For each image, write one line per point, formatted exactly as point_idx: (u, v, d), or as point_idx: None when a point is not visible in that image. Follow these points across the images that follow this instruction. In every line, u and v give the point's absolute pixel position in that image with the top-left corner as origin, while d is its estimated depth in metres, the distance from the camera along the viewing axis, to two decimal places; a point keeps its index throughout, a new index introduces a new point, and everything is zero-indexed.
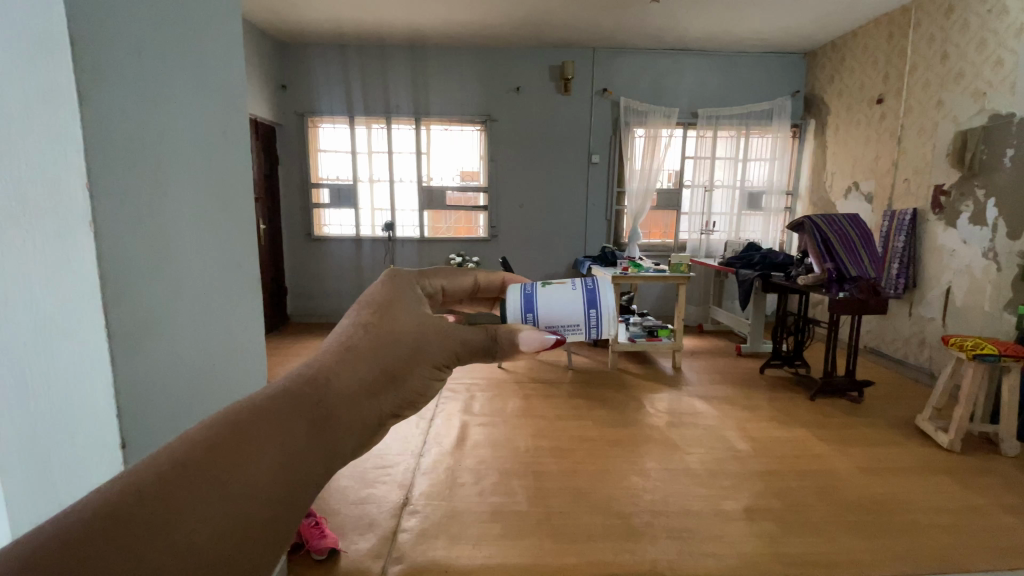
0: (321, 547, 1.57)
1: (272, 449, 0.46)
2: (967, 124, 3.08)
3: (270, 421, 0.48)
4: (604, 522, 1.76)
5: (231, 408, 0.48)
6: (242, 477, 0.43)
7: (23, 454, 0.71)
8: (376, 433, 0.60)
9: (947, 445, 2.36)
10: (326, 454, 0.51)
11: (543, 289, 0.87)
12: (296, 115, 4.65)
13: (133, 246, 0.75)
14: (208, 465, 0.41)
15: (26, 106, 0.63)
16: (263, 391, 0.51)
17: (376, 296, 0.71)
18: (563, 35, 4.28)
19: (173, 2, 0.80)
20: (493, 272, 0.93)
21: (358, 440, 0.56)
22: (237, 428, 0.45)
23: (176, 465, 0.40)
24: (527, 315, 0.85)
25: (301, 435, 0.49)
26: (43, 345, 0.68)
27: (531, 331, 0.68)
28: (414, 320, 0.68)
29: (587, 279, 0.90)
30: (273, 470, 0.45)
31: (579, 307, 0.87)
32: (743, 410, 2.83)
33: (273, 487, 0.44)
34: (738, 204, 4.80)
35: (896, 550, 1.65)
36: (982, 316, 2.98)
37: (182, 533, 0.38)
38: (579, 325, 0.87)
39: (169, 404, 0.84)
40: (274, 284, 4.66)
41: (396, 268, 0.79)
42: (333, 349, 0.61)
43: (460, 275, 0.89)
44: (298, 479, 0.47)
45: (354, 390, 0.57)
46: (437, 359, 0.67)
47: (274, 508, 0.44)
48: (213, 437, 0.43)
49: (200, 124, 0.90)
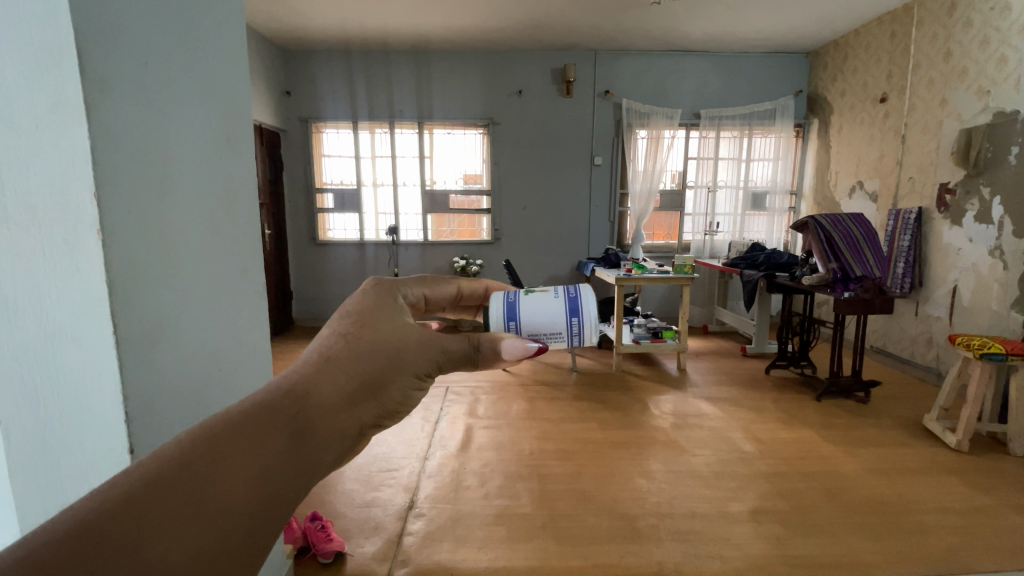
0: (328, 550, 1.57)
1: (249, 464, 0.45)
2: (971, 122, 3.07)
3: (247, 435, 0.47)
4: (609, 525, 1.76)
5: (206, 422, 0.47)
6: (218, 492, 0.42)
7: (30, 455, 0.73)
8: (356, 443, 0.59)
9: (955, 445, 2.34)
10: (305, 467, 0.49)
11: (526, 297, 0.88)
12: (300, 121, 4.69)
13: (139, 252, 0.76)
14: (182, 481, 0.41)
15: (37, 117, 0.64)
16: (239, 404, 0.50)
17: (356, 304, 0.69)
18: (565, 38, 4.29)
19: (177, 9, 0.81)
20: (476, 280, 0.92)
21: (339, 451, 0.55)
22: (211, 441, 0.45)
23: (149, 482, 0.40)
24: (510, 322, 0.86)
25: (280, 447, 0.48)
26: (52, 352, 0.70)
27: (513, 339, 0.72)
28: (396, 329, 0.67)
29: (569, 287, 0.91)
30: (250, 483, 0.44)
31: (561, 315, 0.88)
32: (748, 411, 2.81)
33: (248, 502, 0.43)
34: (741, 205, 4.79)
35: (904, 551, 1.64)
36: (989, 314, 2.96)
37: (155, 553, 0.37)
38: (561, 333, 0.88)
39: (176, 406, 0.85)
40: (280, 289, 4.69)
41: (377, 277, 0.77)
42: (312, 359, 0.59)
43: (442, 282, 0.87)
44: (276, 492, 0.46)
45: (333, 401, 0.56)
46: (419, 368, 0.66)
47: (249, 524, 0.43)
48: (189, 453, 0.43)
49: (207, 133, 0.92)
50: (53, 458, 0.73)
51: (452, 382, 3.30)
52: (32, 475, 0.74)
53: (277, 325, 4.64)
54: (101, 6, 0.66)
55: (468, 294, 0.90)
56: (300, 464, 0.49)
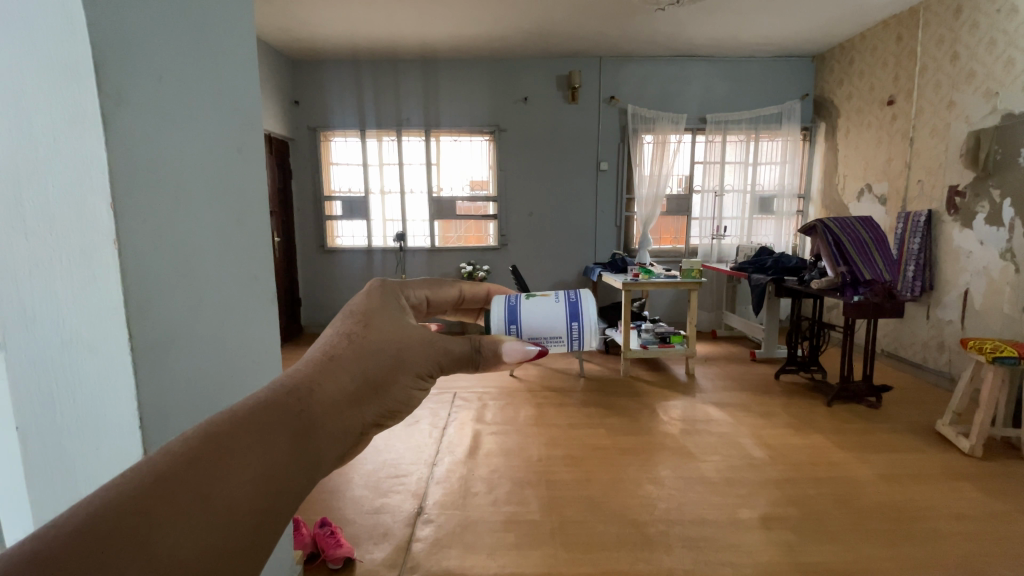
0: (337, 556, 1.58)
1: (254, 461, 0.46)
2: (980, 124, 3.04)
3: (251, 433, 0.47)
4: (618, 531, 1.75)
5: (212, 419, 0.47)
6: (225, 488, 0.43)
7: (47, 455, 0.73)
8: (356, 445, 0.59)
9: (969, 450, 2.31)
10: (309, 464, 0.50)
11: (527, 300, 0.90)
12: (308, 130, 4.76)
13: (153, 259, 0.77)
14: (189, 479, 0.41)
15: (56, 129, 0.66)
16: (244, 400, 0.51)
17: (359, 304, 0.70)
18: (570, 44, 4.31)
19: (191, 22, 0.83)
20: (478, 284, 0.93)
21: (340, 449, 0.56)
22: (218, 438, 0.45)
23: (156, 478, 0.40)
24: (511, 326, 0.87)
25: (284, 445, 0.48)
26: (68, 359, 0.71)
27: (513, 342, 0.74)
28: (399, 330, 0.68)
29: (570, 292, 0.92)
30: (257, 480, 0.45)
31: (562, 319, 0.89)
32: (759, 417, 2.78)
33: (256, 496, 0.44)
34: (749, 208, 4.78)
35: (917, 560, 1.61)
36: (1002, 317, 2.92)
37: (161, 547, 0.38)
38: (562, 337, 0.89)
39: (191, 407, 0.86)
40: (289, 297, 4.75)
41: (380, 278, 0.78)
42: (316, 357, 0.60)
43: (444, 284, 0.87)
44: (278, 489, 0.46)
45: (336, 399, 0.57)
46: (420, 369, 0.67)
47: (256, 520, 0.44)
48: (196, 449, 0.43)
49: (218, 140, 0.94)
50: (71, 457, 0.74)
51: (460, 388, 3.30)
52: (49, 480, 0.74)
53: (286, 333, 4.69)
54: (114, 14, 0.68)
55: (469, 296, 0.91)
56: (304, 461, 0.50)
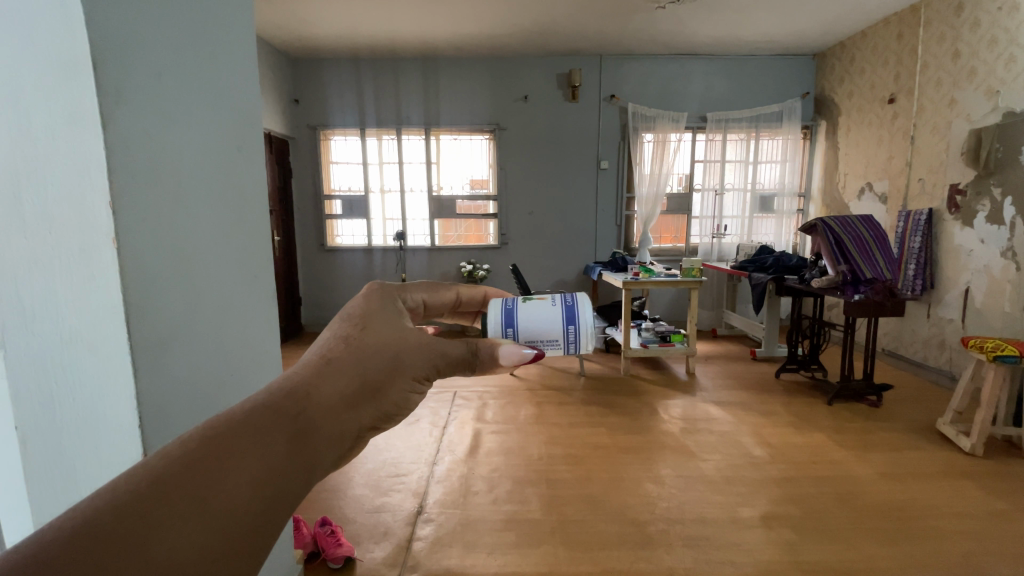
0: (337, 555, 1.58)
1: (252, 463, 0.45)
2: (982, 122, 3.04)
3: (249, 435, 0.47)
4: (619, 530, 1.75)
5: (210, 422, 0.47)
6: (223, 490, 0.43)
7: (48, 462, 0.69)
8: (353, 448, 0.59)
9: (969, 449, 2.31)
10: (307, 466, 0.50)
11: (524, 304, 0.90)
12: (307, 128, 4.75)
13: (153, 259, 0.78)
14: (188, 480, 0.41)
15: (52, 127, 0.64)
16: (242, 403, 0.51)
17: (356, 308, 0.70)
18: (570, 42, 4.30)
19: (189, 20, 0.83)
20: (475, 287, 0.93)
21: (338, 452, 0.56)
22: (216, 440, 0.45)
23: (155, 481, 0.40)
24: (508, 329, 0.87)
25: (281, 447, 0.48)
26: (68, 360, 0.69)
27: (510, 345, 0.73)
28: (396, 333, 0.68)
29: (566, 295, 0.92)
30: (254, 482, 0.45)
31: (558, 323, 0.89)
32: (759, 416, 2.78)
33: (254, 498, 0.44)
34: (750, 207, 4.78)
35: (918, 558, 1.61)
36: (1003, 316, 2.92)
37: (160, 549, 0.37)
38: (558, 341, 0.89)
39: (190, 407, 0.87)
40: (289, 296, 4.74)
41: (378, 281, 0.78)
42: (313, 360, 0.60)
43: (441, 288, 0.87)
44: (278, 491, 0.46)
45: (334, 401, 0.56)
46: (418, 372, 0.68)
47: (255, 523, 0.43)
48: (194, 452, 0.43)
49: (218, 138, 0.93)
50: (74, 459, 0.71)
51: (461, 387, 3.30)
52: (49, 488, 0.70)
53: (286, 332, 4.69)
54: (108, 12, 0.67)
55: (466, 300, 0.91)
56: (302, 463, 0.49)
